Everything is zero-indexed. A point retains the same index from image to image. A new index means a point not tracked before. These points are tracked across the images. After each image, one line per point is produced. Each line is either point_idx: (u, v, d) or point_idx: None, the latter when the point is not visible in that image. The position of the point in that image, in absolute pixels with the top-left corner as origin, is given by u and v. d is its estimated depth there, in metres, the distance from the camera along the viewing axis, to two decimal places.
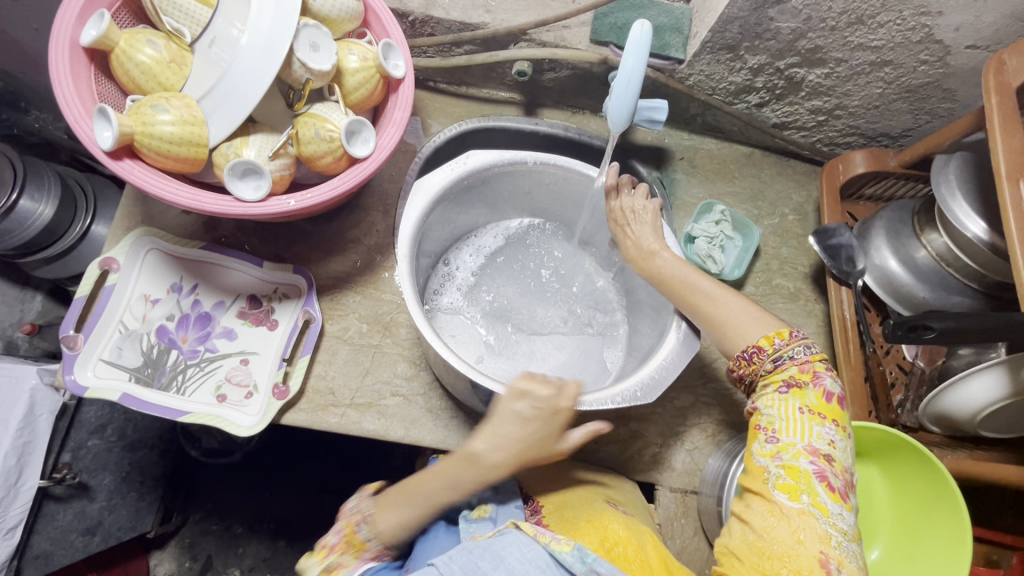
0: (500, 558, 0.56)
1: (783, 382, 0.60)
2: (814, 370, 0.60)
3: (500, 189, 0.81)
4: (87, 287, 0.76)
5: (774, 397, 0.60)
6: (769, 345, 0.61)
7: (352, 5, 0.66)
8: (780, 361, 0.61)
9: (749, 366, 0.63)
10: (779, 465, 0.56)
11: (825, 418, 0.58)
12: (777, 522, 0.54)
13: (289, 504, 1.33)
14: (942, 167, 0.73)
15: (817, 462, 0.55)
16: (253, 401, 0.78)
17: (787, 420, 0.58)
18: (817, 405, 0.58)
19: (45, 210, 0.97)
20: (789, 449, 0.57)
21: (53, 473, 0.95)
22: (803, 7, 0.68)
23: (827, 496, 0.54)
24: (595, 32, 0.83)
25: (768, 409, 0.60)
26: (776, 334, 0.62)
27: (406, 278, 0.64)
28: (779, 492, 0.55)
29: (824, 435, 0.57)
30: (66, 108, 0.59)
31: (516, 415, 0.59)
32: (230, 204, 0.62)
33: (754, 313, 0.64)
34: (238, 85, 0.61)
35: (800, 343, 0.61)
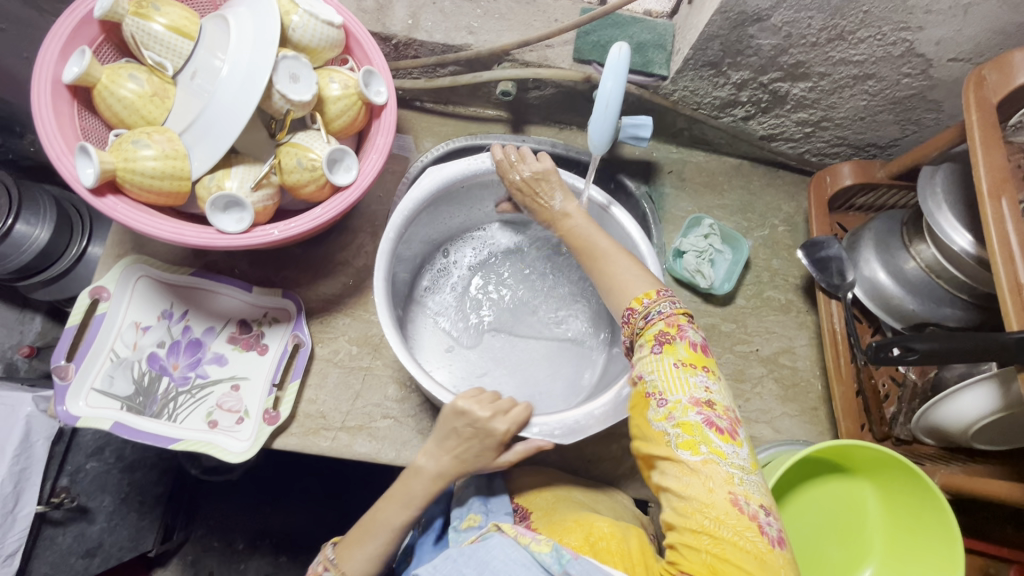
0: (484, 562, 0.55)
1: (656, 340, 0.56)
2: (679, 323, 0.56)
3: (476, 196, 0.80)
4: (78, 316, 0.76)
5: (651, 358, 0.56)
6: (638, 305, 0.59)
7: (332, 34, 0.67)
8: (650, 317, 0.58)
9: (629, 328, 0.59)
10: (675, 424, 0.53)
11: (696, 366, 0.54)
12: (690, 479, 0.51)
13: (289, 520, 1.33)
14: (929, 178, 0.73)
15: (703, 412, 0.52)
16: (243, 426, 0.78)
17: (668, 379, 0.54)
18: (687, 355, 0.54)
19: (41, 233, 0.97)
20: (677, 405, 0.53)
21: (50, 499, 0.96)
22: (783, 25, 0.68)
23: (719, 439, 0.52)
24: (579, 51, 0.83)
25: (649, 375, 0.55)
26: (646, 294, 0.59)
27: (381, 305, 0.65)
28: (681, 450, 0.52)
29: (699, 383, 0.54)
30: (49, 145, 0.60)
31: (453, 431, 0.63)
32: (214, 237, 0.63)
33: (640, 270, 0.62)
34: (219, 117, 0.61)
35: (666, 300, 0.58)
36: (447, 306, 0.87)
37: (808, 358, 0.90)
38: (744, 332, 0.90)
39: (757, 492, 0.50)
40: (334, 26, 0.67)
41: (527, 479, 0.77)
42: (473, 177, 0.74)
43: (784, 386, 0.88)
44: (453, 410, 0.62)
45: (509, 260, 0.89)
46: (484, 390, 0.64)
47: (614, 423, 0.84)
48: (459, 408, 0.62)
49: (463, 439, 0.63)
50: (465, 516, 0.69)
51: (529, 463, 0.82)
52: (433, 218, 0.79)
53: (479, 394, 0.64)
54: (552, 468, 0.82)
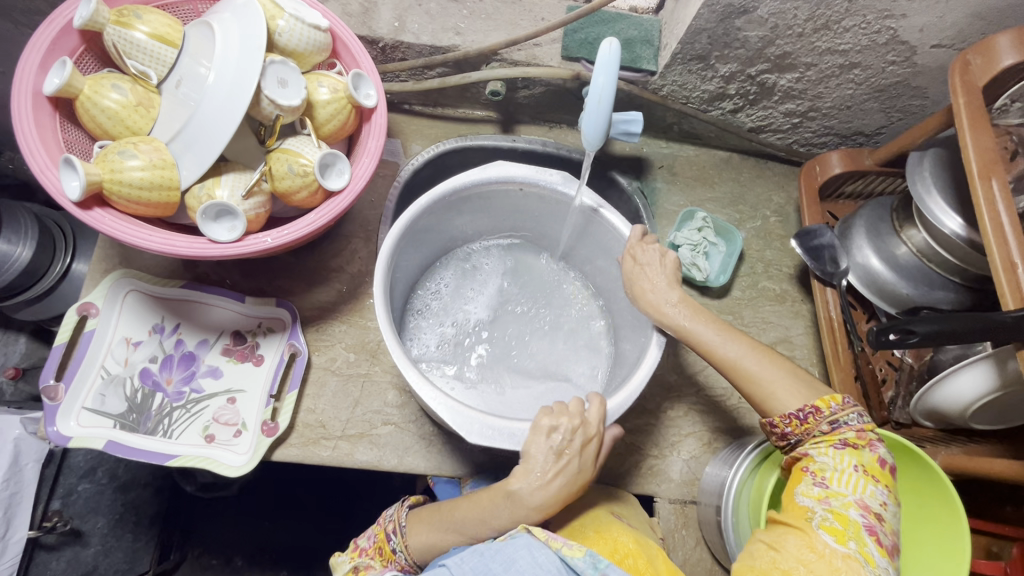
0: (511, 561, 0.55)
1: (840, 440, 0.60)
2: (870, 438, 0.60)
3: (465, 210, 0.79)
4: (66, 334, 0.75)
5: (830, 452, 0.60)
6: (827, 408, 0.61)
7: (319, 37, 0.66)
8: (837, 425, 0.61)
9: (801, 426, 0.61)
10: (827, 509, 0.56)
11: (877, 479, 0.58)
12: (816, 559, 0.52)
13: (294, 534, 1.29)
14: (917, 163, 0.73)
15: (867, 517, 0.55)
16: (241, 439, 0.76)
17: (841, 476, 0.58)
18: (871, 466, 0.58)
19: (23, 252, 0.95)
20: (839, 497, 0.56)
21: (43, 523, 0.95)
22: (769, 16, 0.68)
23: (875, 547, 0.53)
24: (566, 49, 0.83)
25: (822, 461, 0.59)
26: (832, 398, 0.62)
27: (382, 317, 0.63)
28: (826, 533, 0.54)
29: (876, 496, 0.57)
30: (31, 159, 0.58)
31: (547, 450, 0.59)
32: (205, 246, 0.62)
33: (801, 384, 0.63)
34: (207, 122, 0.60)
35: (854, 411, 0.62)
36: (443, 316, 0.86)
37: (805, 347, 0.91)
38: (741, 324, 0.90)
39: None
40: (320, 30, 0.66)
41: None
42: (529, 185, 0.74)
43: None
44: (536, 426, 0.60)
45: (509, 276, 0.90)
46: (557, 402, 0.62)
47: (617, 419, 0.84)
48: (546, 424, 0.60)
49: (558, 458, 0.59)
50: None
51: None
52: (422, 236, 0.77)
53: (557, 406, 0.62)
54: None
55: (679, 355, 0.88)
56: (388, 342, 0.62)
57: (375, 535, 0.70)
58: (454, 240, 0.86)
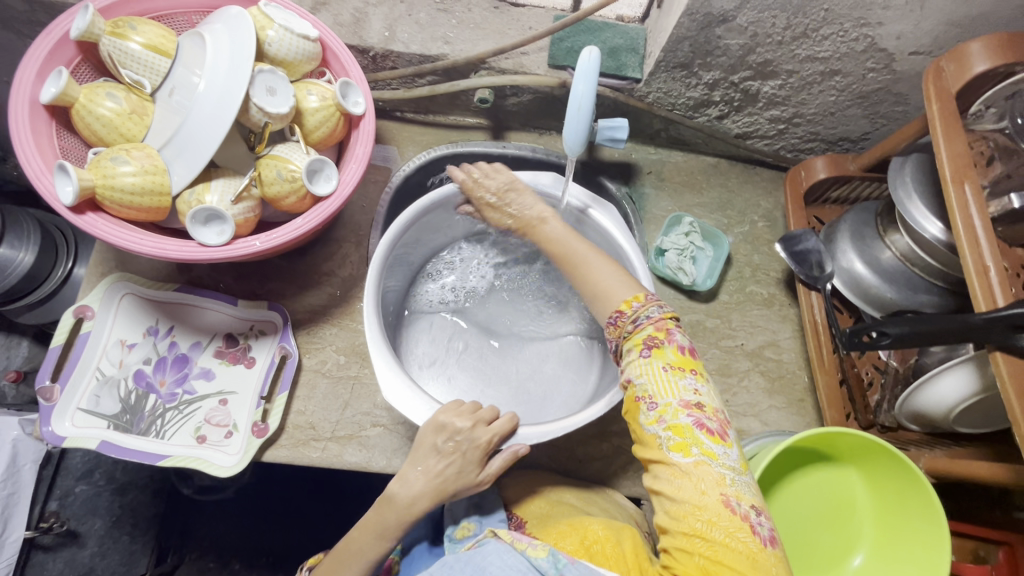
0: (479, 568, 0.56)
1: (645, 345, 0.56)
2: (668, 326, 0.57)
3: (457, 212, 0.80)
4: (62, 336, 0.76)
5: (641, 362, 0.55)
6: (627, 308, 0.58)
7: (308, 47, 0.68)
8: (638, 321, 0.57)
9: (616, 331, 0.59)
10: (666, 427, 0.52)
11: (686, 369, 0.54)
12: (682, 482, 0.50)
13: (289, 537, 1.28)
14: (899, 169, 0.74)
15: (694, 414, 0.52)
16: (232, 440, 0.77)
17: (658, 383, 0.54)
18: (675, 359, 0.54)
19: (25, 257, 0.97)
20: (667, 409, 0.53)
21: (39, 524, 0.97)
22: (748, 25, 0.69)
23: (710, 441, 0.51)
24: (553, 57, 0.85)
25: (638, 378, 0.55)
26: (634, 298, 0.59)
27: (373, 324, 0.66)
28: (672, 452, 0.51)
29: (688, 387, 0.53)
30: (27, 165, 0.60)
31: (433, 449, 0.62)
32: (195, 250, 0.63)
33: (623, 276, 0.61)
34: (197, 129, 0.61)
35: (654, 304, 0.58)
36: (441, 310, 0.88)
37: (793, 351, 0.91)
38: (728, 327, 0.91)
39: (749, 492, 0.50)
40: (310, 40, 0.68)
41: (517, 484, 0.78)
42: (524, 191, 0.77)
43: (770, 379, 0.89)
44: (432, 425, 0.63)
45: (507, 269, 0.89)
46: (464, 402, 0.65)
47: (604, 422, 0.85)
48: (440, 422, 0.62)
49: (445, 456, 0.62)
50: (458, 526, 0.70)
51: (521, 466, 0.82)
52: (415, 238, 0.79)
53: (459, 406, 0.64)
54: (542, 468, 0.83)
55: None
56: (379, 350, 0.65)
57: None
58: (449, 238, 0.87)
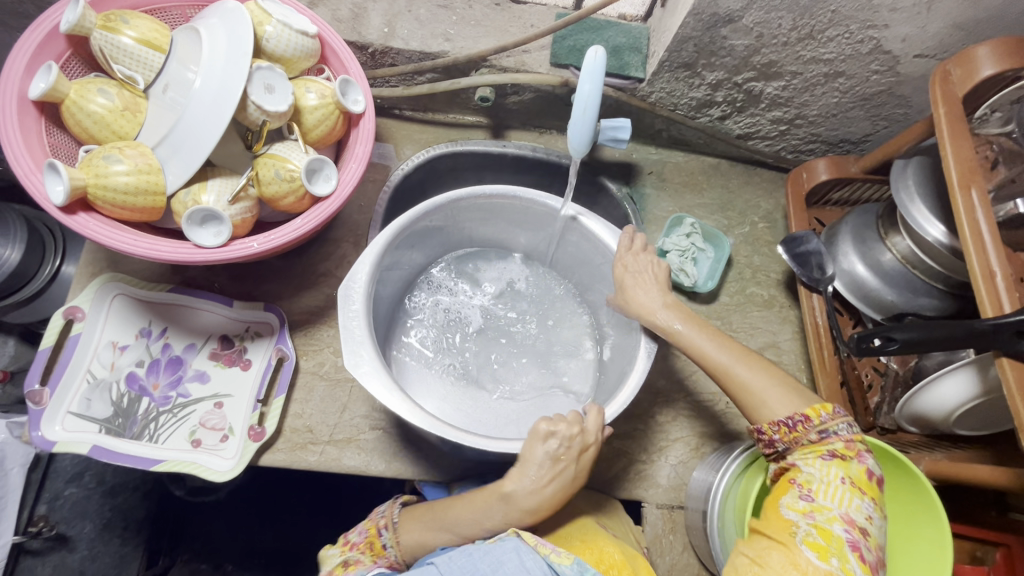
0: (499, 562, 0.57)
1: (828, 452, 0.60)
2: (858, 449, 0.59)
3: (450, 222, 0.78)
4: (52, 338, 0.75)
5: (819, 463, 0.59)
6: (818, 418, 0.61)
7: (307, 43, 0.66)
8: (826, 434, 0.60)
9: (791, 434, 0.61)
10: (811, 524, 0.55)
11: (864, 493, 0.57)
12: (798, 574, 0.52)
13: (284, 539, 1.26)
14: (901, 172, 0.74)
15: (851, 532, 0.54)
16: (227, 444, 0.76)
17: (827, 487, 0.57)
18: (859, 479, 0.57)
19: (12, 254, 0.94)
20: (824, 511, 0.55)
21: (28, 528, 0.95)
22: (754, 25, 0.69)
23: (856, 563, 0.52)
24: (555, 55, 0.84)
25: (809, 474, 0.59)
26: (822, 406, 0.61)
27: (364, 334, 0.63)
28: (807, 547, 0.53)
29: (861, 509, 0.56)
30: (15, 163, 0.58)
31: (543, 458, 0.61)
32: (190, 252, 0.62)
33: (792, 391, 0.63)
34: (193, 126, 0.60)
35: (843, 421, 0.61)
36: (434, 321, 0.86)
37: (793, 353, 0.91)
38: (729, 329, 0.91)
39: None
40: (309, 36, 0.66)
41: None
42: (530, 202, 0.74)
43: None
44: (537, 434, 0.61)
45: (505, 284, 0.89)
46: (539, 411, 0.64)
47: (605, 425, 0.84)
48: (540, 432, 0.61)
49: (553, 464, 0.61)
50: None
51: None
52: (409, 249, 0.77)
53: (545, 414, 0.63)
54: None
55: (667, 360, 0.89)
56: (366, 351, 0.62)
57: (364, 527, 0.69)
58: (441, 250, 0.86)
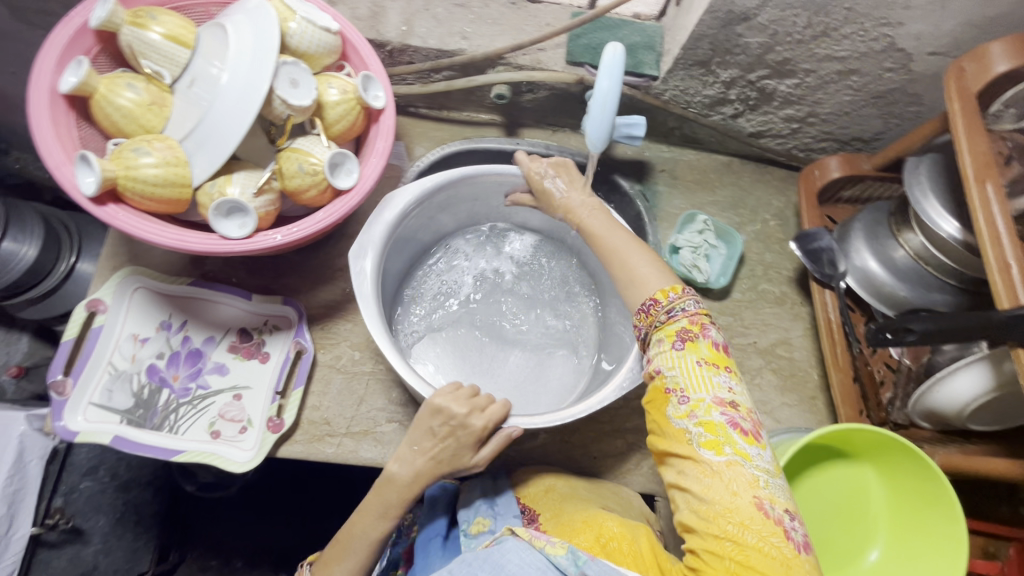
0: (499, 565, 0.56)
1: (677, 335, 0.57)
2: (702, 321, 0.58)
3: (458, 195, 0.79)
4: (75, 329, 0.76)
5: (672, 355, 0.57)
6: (665, 299, 0.59)
7: (329, 39, 0.67)
8: (672, 313, 0.58)
9: (646, 320, 0.60)
10: (698, 423, 0.54)
11: (719, 366, 0.56)
12: (712, 481, 0.52)
13: (294, 535, 1.27)
14: (913, 169, 0.75)
15: (727, 412, 0.53)
16: (247, 435, 0.77)
17: (688, 376, 0.55)
18: (710, 355, 0.56)
19: (29, 250, 0.95)
20: (700, 405, 0.54)
21: (45, 520, 0.95)
22: (769, 23, 0.70)
23: (743, 441, 0.53)
24: (571, 54, 0.85)
25: (672, 371, 0.56)
26: (672, 288, 0.60)
27: (370, 307, 0.64)
28: (704, 450, 0.53)
29: (722, 384, 0.55)
30: (47, 155, 0.59)
31: (429, 431, 0.63)
32: (216, 243, 0.63)
33: (660, 265, 0.62)
34: (221, 120, 0.61)
35: (690, 297, 0.59)
36: (436, 296, 0.87)
37: (804, 349, 0.92)
38: (741, 325, 0.92)
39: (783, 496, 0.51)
40: (331, 33, 0.68)
41: (533, 478, 0.78)
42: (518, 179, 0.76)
43: (782, 377, 0.89)
44: (429, 408, 0.63)
45: (512, 262, 0.89)
46: (461, 387, 0.65)
47: (618, 418, 0.85)
48: (436, 406, 0.63)
49: (440, 438, 0.63)
50: (473, 520, 0.70)
51: (536, 462, 0.83)
52: (415, 223, 0.78)
53: (457, 391, 0.64)
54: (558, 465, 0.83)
55: None
56: (373, 321, 0.63)
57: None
58: (448, 226, 0.86)
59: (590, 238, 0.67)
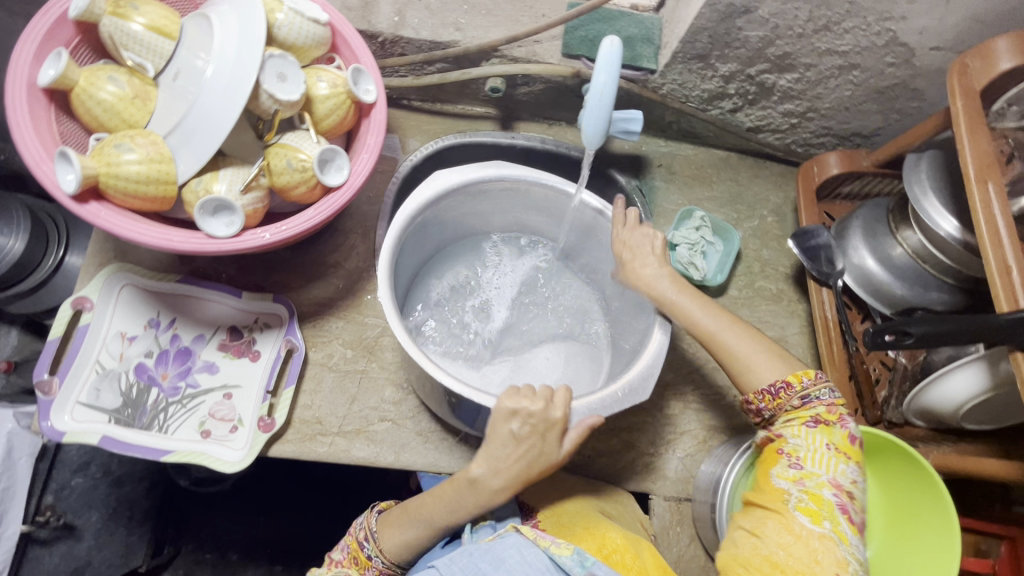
0: (500, 560, 0.57)
1: (811, 418, 0.62)
2: (839, 412, 0.62)
3: (471, 199, 0.77)
4: (60, 328, 0.74)
5: (802, 430, 0.62)
6: (798, 383, 0.63)
7: (318, 31, 0.65)
8: (807, 399, 0.63)
9: (774, 401, 0.64)
10: (801, 489, 0.58)
11: (847, 456, 0.60)
12: (793, 541, 0.55)
13: (288, 528, 1.27)
14: (914, 164, 0.74)
15: (839, 495, 0.57)
16: (237, 435, 0.76)
17: (812, 453, 0.60)
18: (841, 443, 0.61)
19: (15, 244, 0.94)
20: (812, 478, 0.58)
21: (36, 517, 0.95)
22: (770, 16, 0.68)
23: (847, 526, 0.56)
24: (567, 46, 0.83)
25: (794, 441, 0.62)
26: (804, 373, 0.64)
27: (390, 309, 0.63)
28: (800, 514, 0.56)
29: (845, 472, 0.59)
30: (25, 151, 0.57)
31: (509, 435, 0.60)
32: (202, 241, 0.61)
33: (777, 356, 0.65)
34: (206, 114, 0.59)
35: (825, 386, 0.64)
36: (443, 299, 0.87)
37: (801, 347, 0.91)
38: None
39: None
40: (320, 24, 0.66)
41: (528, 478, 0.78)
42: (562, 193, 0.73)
43: None
44: (502, 411, 0.59)
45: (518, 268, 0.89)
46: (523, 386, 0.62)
47: (613, 417, 0.84)
48: (510, 408, 0.59)
49: (521, 440, 0.60)
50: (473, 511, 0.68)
51: None
52: (425, 227, 0.76)
53: (520, 388, 0.61)
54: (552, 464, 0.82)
55: (675, 353, 0.89)
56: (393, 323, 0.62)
57: (348, 545, 0.69)
58: (455, 231, 0.85)
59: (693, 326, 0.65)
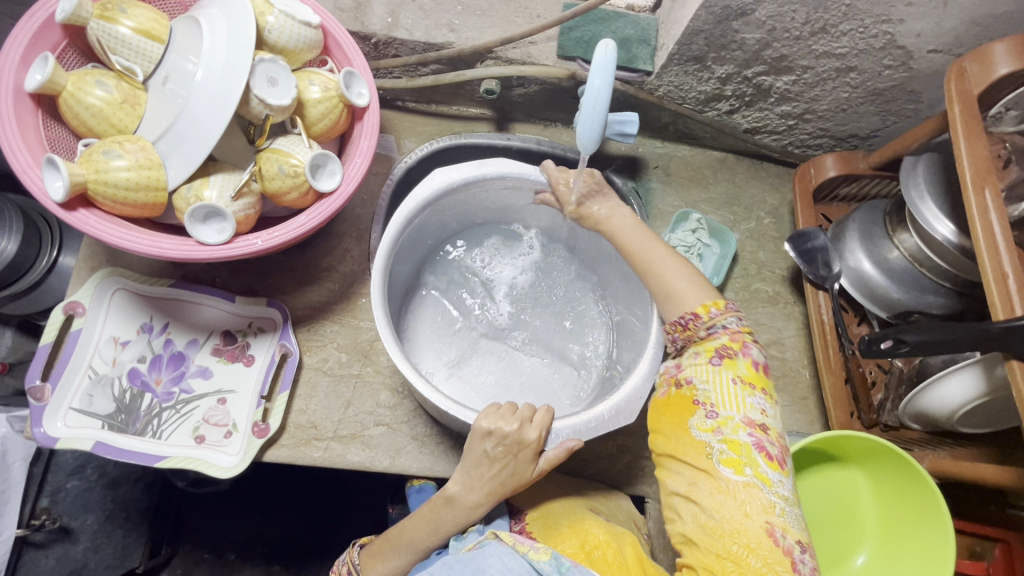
0: (479, 570, 0.57)
1: (716, 352, 0.59)
2: (743, 339, 0.59)
3: (465, 199, 0.76)
4: (52, 333, 0.74)
5: (708, 368, 0.58)
6: (705, 314, 0.60)
7: (309, 34, 0.64)
8: (713, 329, 0.60)
9: (685, 332, 0.61)
10: (721, 440, 0.55)
11: (754, 386, 0.57)
12: (725, 499, 0.53)
13: (285, 527, 1.26)
14: (911, 167, 0.73)
15: (755, 434, 0.55)
16: (231, 440, 0.76)
17: (722, 394, 0.57)
18: (748, 374, 0.57)
19: (7, 246, 0.92)
20: (728, 423, 0.55)
21: (32, 521, 0.95)
22: (767, 18, 0.67)
23: (766, 465, 0.54)
24: (562, 48, 0.82)
25: (705, 385, 0.58)
26: (713, 303, 0.61)
27: (380, 315, 0.63)
28: (725, 467, 0.54)
29: (755, 405, 0.56)
30: (13, 158, 0.57)
31: (483, 455, 0.60)
32: (193, 248, 0.60)
33: (699, 282, 0.63)
34: (197, 119, 0.58)
35: (732, 314, 0.60)
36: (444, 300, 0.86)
37: (797, 349, 0.91)
38: None
39: (796, 527, 0.52)
40: (311, 27, 0.65)
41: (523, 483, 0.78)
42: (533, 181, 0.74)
43: (774, 377, 0.89)
44: (477, 432, 0.60)
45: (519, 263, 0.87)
46: (502, 404, 0.62)
47: None
48: (484, 429, 0.60)
49: (495, 461, 0.60)
50: None
51: None
52: (420, 229, 0.76)
53: (500, 408, 0.61)
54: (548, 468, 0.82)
55: None
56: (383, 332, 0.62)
57: None
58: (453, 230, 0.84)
59: (624, 247, 0.67)
